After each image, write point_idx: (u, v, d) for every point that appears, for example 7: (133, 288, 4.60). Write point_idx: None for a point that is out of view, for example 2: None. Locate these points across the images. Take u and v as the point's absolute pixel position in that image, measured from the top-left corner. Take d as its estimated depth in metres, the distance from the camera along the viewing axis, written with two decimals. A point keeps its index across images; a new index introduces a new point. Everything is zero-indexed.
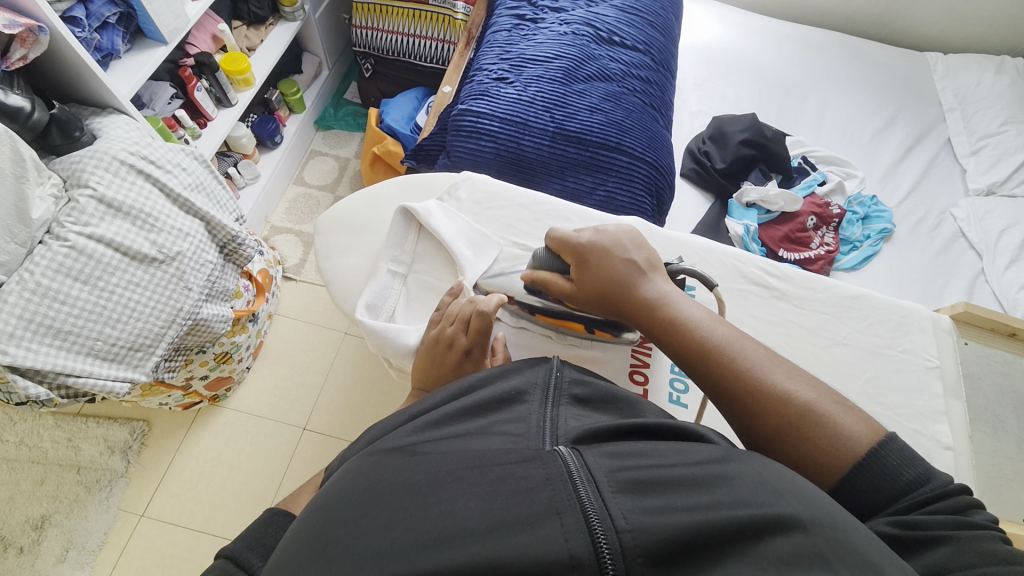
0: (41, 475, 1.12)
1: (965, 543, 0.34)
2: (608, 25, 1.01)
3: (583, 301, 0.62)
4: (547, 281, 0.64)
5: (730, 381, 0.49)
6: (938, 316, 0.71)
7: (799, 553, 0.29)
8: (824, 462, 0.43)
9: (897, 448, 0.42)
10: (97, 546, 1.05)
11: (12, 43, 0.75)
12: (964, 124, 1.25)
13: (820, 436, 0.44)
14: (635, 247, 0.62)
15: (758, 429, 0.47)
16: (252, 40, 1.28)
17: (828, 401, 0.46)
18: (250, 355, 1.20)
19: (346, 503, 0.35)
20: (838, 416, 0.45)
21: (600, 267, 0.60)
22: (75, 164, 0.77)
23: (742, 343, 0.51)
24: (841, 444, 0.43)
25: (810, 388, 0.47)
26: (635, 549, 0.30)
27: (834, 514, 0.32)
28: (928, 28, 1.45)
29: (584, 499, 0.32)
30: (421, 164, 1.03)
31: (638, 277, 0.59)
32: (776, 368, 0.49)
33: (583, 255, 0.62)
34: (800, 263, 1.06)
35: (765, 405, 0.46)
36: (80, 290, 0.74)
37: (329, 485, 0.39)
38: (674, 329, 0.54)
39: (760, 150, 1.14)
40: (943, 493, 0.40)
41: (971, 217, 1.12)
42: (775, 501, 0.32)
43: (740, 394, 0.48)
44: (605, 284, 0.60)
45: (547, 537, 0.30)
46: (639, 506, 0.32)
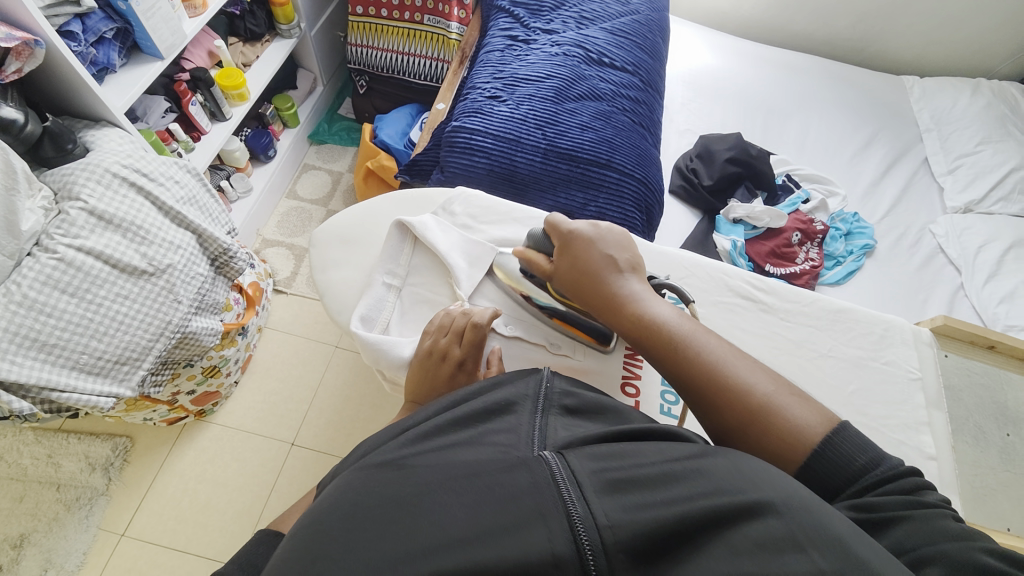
0: (19, 492, 1.08)
1: (920, 523, 0.36)
2: (598, 47, 1.04)
3: (562, 287, 0.64)
4: (534, 261, 0.66)
5: (692, 375, 0.50)
6: (919, 329, 0.73)
7: (773, 539, 0.30)
8: (784, 454, 0.44)
9: (853, 434, 0.43)
10: (75, 567, 1.02)
11: (8, 56, 0.75)
12: (940, 144, 1.30)
13: (778, 428, 0.45)
14: (618, 246, 0.63)
15: (724, 421, 0.48)
16: (248, 56, 1.29)
17: (785, 394, 0.47)
18: (239, 369, 1.19)
19: (334, 513, 0.35)
20: (796, 408, 0.46)
21: (581, 257, 0.62)
22: (66, 177, 0.77)
23: (706, 341, 0.52)
24: (798, 433, 0.44)
25: (770, 382, 0.48)
26: (615, 545, 0.31)
27: (810, 502, 0.32)
28: (904, 53, 1.52)
29: (567, 499, 0.34)
30: (415, 179, 1.04)
31: (614, 273, 0.60)
32: (740, 362, 0.50)
33: (567, 244, 0.64)
34: (786, 277, 1.08)
35: (728, 398, 0.48)
36: (67, 302, 0.73)
37: (318, 502, 0.38)
38: (639, 324, 0.56)
39: (746, 168, 1.17)
40: (897, 473, 0.41)
41: (949, 233, 1.15)
42: (748, 489, 0.33)
43: (705, 388, 0.49)
44: (583, 274, 0.61)
45: (532, 541, 0.31)
46: (620, 505, 0.33)
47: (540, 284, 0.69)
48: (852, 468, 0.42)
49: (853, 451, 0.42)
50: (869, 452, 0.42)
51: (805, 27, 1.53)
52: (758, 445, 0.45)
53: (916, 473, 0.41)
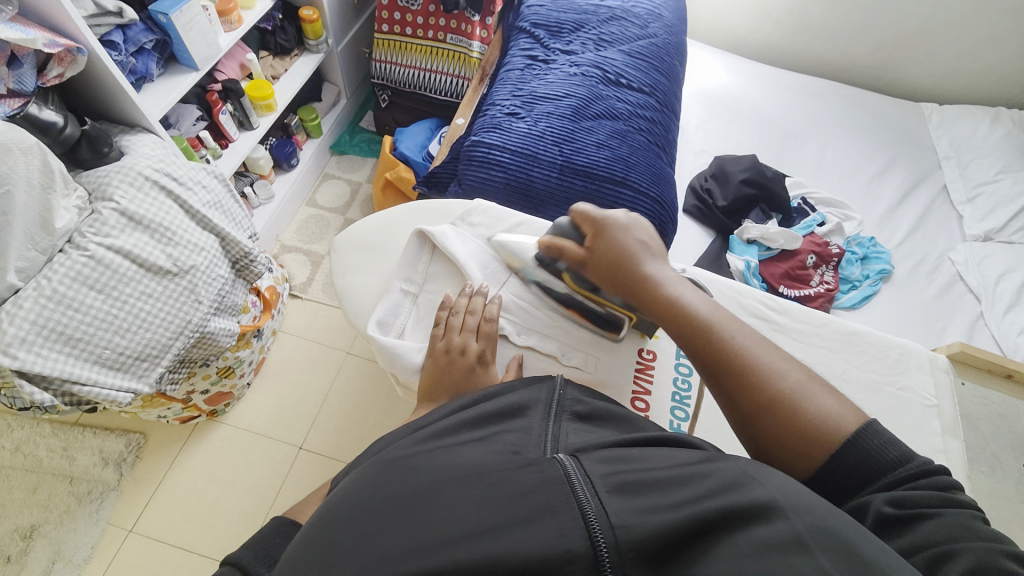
0: (33, 483, 1.10)
1: (949, 519, 0.36)
2: (616, 69, 1.06)
3: (592, 273, 0.66)
4: (563, 248, 0.68)
5: (718, 354, 0.51)
6: (936, 355, 0.72)
7: (779, 538, 0.31)
8: (812, 441, 0.44)
9: (882, 431, 0.44)
10: (83, 561, 1.03)
11: (51, 62, 0.79)
12: (960, 172, 1.30)
13: (808, 407, 0.46)
14: (650, 236, 0.64)
15: (747, 404, 0.48)
16: (277, 69, 1.34)
17: (814, 383, 0.48)
18: (252, 371, 1.21)
19: (355, 505, 0.37)
20: (825, 399, 0.46)
21: (612, 242, 0.64)
22: (102, 178, 0.80)
23: (735, 324, 0.53)
24: (828, 417, 0.45)
25: (799, 369, 0.49)
26: (627, 544, 0.33)
27: (813, 505, 0.34)
28: (922, 80, 1.52)
29: (580, 499, 0.35)
30: (432, 190, 1.07)
31: (646, 261, 0.62)
32: (768, 347, 0.51)
33: (600, 231, 0.66)
34: (800, 299, 1.07)
35: (754, 381, 0.48)
36: (94, 298, 0.75)
37: (335, 494, 0.41)
38: (668, 303, 0.57)
39: (761, 189, 1.17)
40: (927, 470, 0.41)
41: (968, 261, 1.14)
42: (756, 490, 0.34)
43: (730, 368, 0.50)
44: (613, 258, 0.63)
45: (542, 535, 0.33)
46: (631, 506, 0.34)
47: (557, 274, 0.71)
48: (881, 463, 0.42)
49: (883, 444, 0.43)
50: (897, 446, 0.43)
51: (822, 53, 1.55)
52: (783, 429, 0.46)
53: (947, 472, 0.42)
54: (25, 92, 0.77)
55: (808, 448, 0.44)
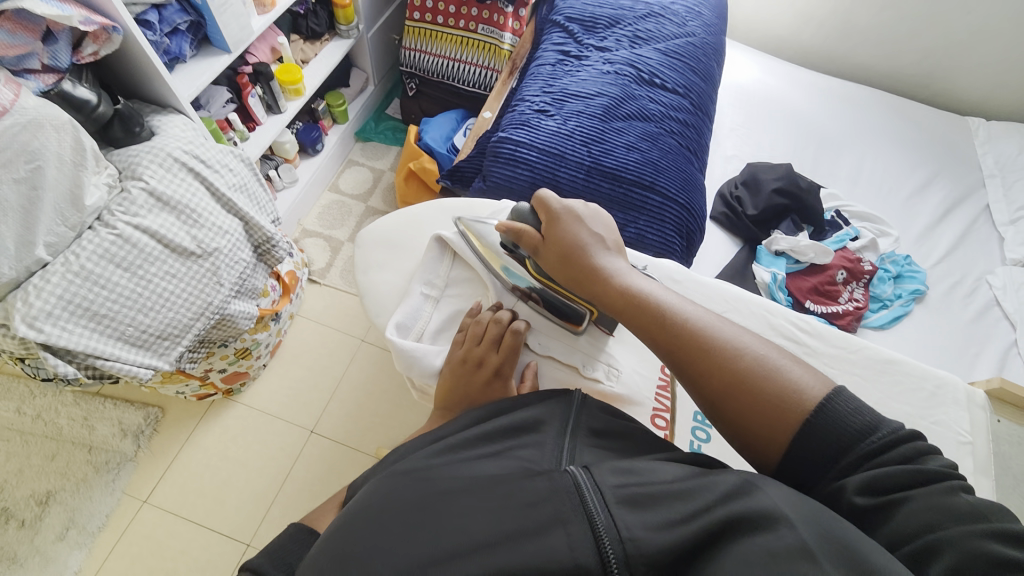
0: (52, 451, 1.14)
1: (924, 502, 0.36)
2: (650, 68, 1.03)
3: (548, 264, 0.62)
4: (521, 233, 0.63)
5: (677, 340, 0.50)
6: (973, 389, 0.69)
7: (786, 547, 0.31)
8: (778, 418, 0.43)
9: (852, 398, 0.43)
10: (96, 529, 1.07)
11: (86, 39, 0.79)
12: (1004, 192, 1.23)
13: (773, 388, 0.44)
14: (604, 227, 0.62)
15: (710, 386, 0.47)
16: (307, 53, 1.34)
17: (773, 352, 0.47)
18: (268, 353, 1.22)
19: (370, 513, 0.38)
20: (790, 367, 0.46)
21: (568, 233, 0.61)
22: (132, 158, 0.81)
23: (691, 309, 0.52)
24: (795, 397, 0.44)
25: (758, 345, 0.48)
26: (638, 557, 0.33)
27: (819, 517, 0.33)
28: (971, 93, 1.42)
29: (589, 510, 0.35)
30: (456, 185, 1.06)
31: (602, 251, 0.60)
32: (725, 327, 0.50)
33: (554, 220, 0.62)
34: (827, 316, 1.04)
35: (717, 362, 0.47)
36: (120, 276, 0.76)
37: (352, 503, 0.41)
38: (628, 292, 0.55)
39: (793, 200, 1.14)
40: (896, 439, 0.40)
41: (1007, 287, 1.09)
42: (757, 499, 0.34)
43: (692, 351, 0.48)
44: (569, 250, 0.60)
45: (554, 546, 0.34)
46: (642, 521, 0.34)
47: (519, 260, 0.67)
48: (852, 434, 0.41)
49: (848, 415, 0.42)
50: (870, 415, 0.41)
51: (867, 58, 1.48)
52: (748, 415, 0.45)
53: (916, 437, 0.41)
54: (60, 69, 0.77)
55: (776, 427, 0.43)
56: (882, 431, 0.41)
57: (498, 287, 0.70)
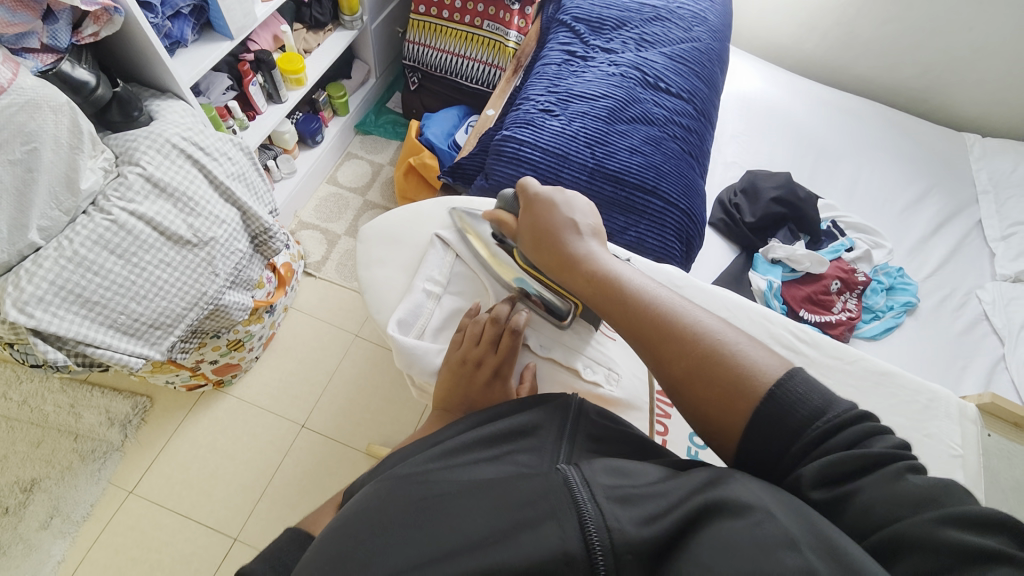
0: (38, 438, 1.12)
1: (879, 492, 0.35)
2: (656, 72, 1.03)
3: (526, 249, 0.65)
4: (502, 221, 0.68)
5: (640, 325, 0.50)
6: (965, 403, 0.70)
7: (768, 537, 0.30)
8: (734, 400, 0.43)
9: (806, 378, 0.42)
10: (81, 518, 1.05)
11: (86, 19, 0.77)
12: (996, 209, 1.25)
13: (732, 373, 0.44)
14: (583, 212, 0.63)
15: (669, 369, 0.47)
16: (310, 43, 1.32)
17: (735, 334, 0.47)
18: (261, 345, 1.21)
19: (370, 512, 0.38)
20: (753, 351, 0.45)
21: (544, 219, 0.63)
22: (129, 143, 0.80)
23: (656, 293, 0.52)
24: (751, 381, 0.43)
25: (725, 331, 0.47)
26: (625, 547, 0.33)
27: (803, 512, 0.33)
28: (968, 109, 1.44)
29: (579, 503, 0.35)
30: (457, 182, 1.06)
31: (576, 237, 0.60)
32: (691, 311, 0.49)
33: (532, 208, 0.65)
34: (820, 325, 1.05)
35: (676, 347, 0.47)
36: (114, 263, 0.75)
37: (349, 506, 0.41)
38: (597, 277, 0.56)
39: (791, 210, 1.15)
40: (844, 422, 0.39)
41: (996, 301, 1.10)
42: (739, 493, 0.34)
43: (653, 335, 0.49)
44: (544, 236, 0.62)
45: (545, 537, 0.34)
46: (629, 514, 0.34)
47: (510, 252, 0.70)
48: (803, 418, 0.40)
49: (798, 401, 0.41)
50: (823, 395, 0.41)
51: (868, 71, 1.50)
52: (704, 398, 0.45)
53: (865, 418, 0.40)
54: (59, 49, 0.76)
55: (732, 412, 0.43)
56: (830, 414, 0.40)
57: (499, 290, 0.70)
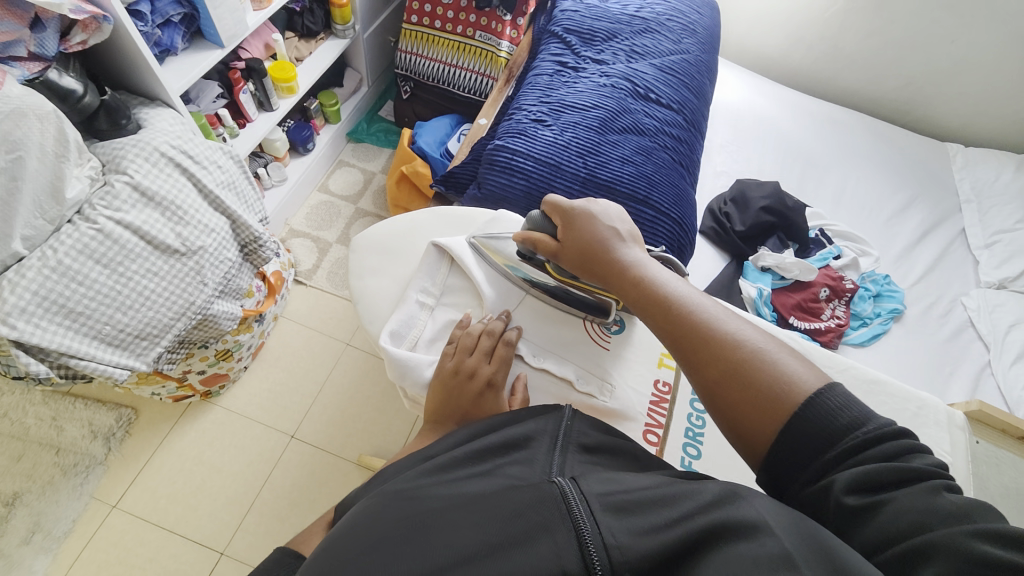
0: (18, 451, 1.09)
1: (910, 501, 0.35)
2: (646, 83, 1.04)
3: (564, 261, 0.64)
4: (537, 242, 0.66)
5: (680, 326, 0.50)
6: (953, 410, 0.71)
7: (768, 554, 0.30)
8: (769, 407, 0.43)
9: (830, 393, 0.42)
10: (63, 534, 1.02)
11: (75, 27, 0.77)
12: (979, 217, 1.28)
13: (769, 381, 0.44)
14: (622, 221, 0.63)
15: (707, 375, 0.47)
16: (301, 51, 1.32)
17: (778, 348, 0.46)
18: (250, 355, 1.19)
19: (361, 528, 0.38)
20: (789, 361, 0.45)
21: (585, 229, 0.62)
22: (117, 151, 0.79)
23: (697, 301, 0.52)
24: (788, 388, 0.43)
25: (764, 340, 0.47)
26: (624, 564, 0.33)
27: (797, 522, 0.33)
28: (950, 121, 1.48)
29: (576, 518, 0.35)
30: (450, 191, 1.06)
31: (618, 244, 0.60)
32: (730, 320, 0.49)
33: (571, 217, 0.64)
34: (810, 332, 1.06)
35: (716, 352, 0.47)
36: (99, 273, 0.74)
37: (339, 524, 0.40)
38: (639, 281, 0.56)
39: (780, 218, 1.16)
40: (883, 435, 0.39)
41: (981, 308, 1.12)
42: (737, 506, 0.34)
43: (694, 340, 0.48)
44: (588, 243, 0.61)
45: (539, 555, 0.33)
46: (629, 527, 0.34)
47: (536, 265, 0.70)
48: (835, 429, 0.40)
49: (836, 409, 0.41)
50: (820, 405, 0.41)
51: (852, 83, 1.53)
52: (742, 404, 0.44)
53: (906, 435, 0.39)
54: (46, 57, 0.74)
55: (767, 418, 0.43)
56: (869, 425, 0.40)
57: (493, 300, 0.69)
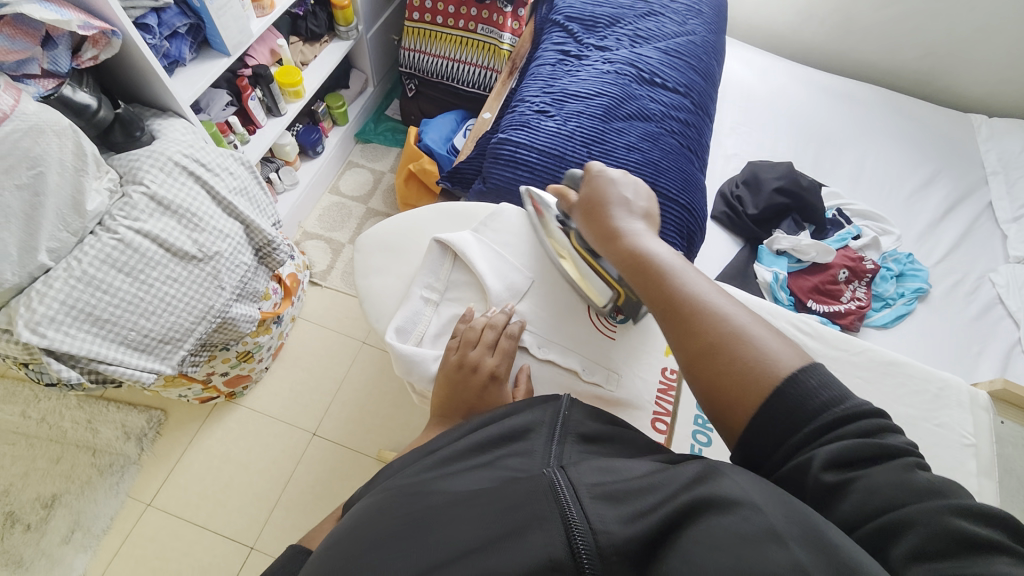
0: (57, 454, 1.15)
1: (885, 479, 0.35)
2: (651, 67, 1.02)
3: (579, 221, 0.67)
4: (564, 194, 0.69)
5: (667, 303, 0.50)
6: (976, 391, 0.69)
7: (752, 530, 0.30)
8: (746, 385, 0.42)
9: (820, 371, 0.41)
10: (101, 531, 1.07)
11: (86, 43, 0.79)
12: (1007, 190, 1.22)
13: (751, 362, 0.43)
14: (639, 193, 0.64)
15: (688, 346, 0.47)
16: (307, 55, 1.34)
17: (762, 326, 0.46)
18: (270, 356, 1.22)
19: (366, 526, 0.39)
20: (775, 348, 0.44)
21: (602, 194, 0.64)
22: (133, 162, 0.81)
23: (690, 276, 0.51)
24: (768, 374, 0.42)
25: (754, 325, 0.46)
26: (610, 548, 0.33)
27: (790, 505, 0.33)
28: (975, 89, 1.41)
29: (564, 508, 0.35)
30: (456, 186, 1.06)
31: (628, 215, 0.61)
32: (723, 300, 0.48)
33: (592, 182, 0.66)
34: (828, 315, 1.03)
35: (701, 326, 0.46)
36: (122, 281, 0.76)
37: (343, 524, 0.41)
38: (632, 255, 0.55)
39: (795, 199, 1.13)
40: (859, 414, 0.39)
41: (1010, 284, 1.08)
42: (726, 487, 0.34)
43: (679, 311, 0.48)
44: (601, 207, 0.63)
45: (531, 545, 0.33)
46: (614, 512, 0.34)
47: (567, 232, 0.71)
48: (811, 407, 0.40)
49: (813, 390, 0.40)
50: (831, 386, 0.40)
51: (869, 55, 1.48)
52: (720, 380, 0.44)
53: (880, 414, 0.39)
54: (60, 74, 0.77)
55: (743, 397, 0.42)
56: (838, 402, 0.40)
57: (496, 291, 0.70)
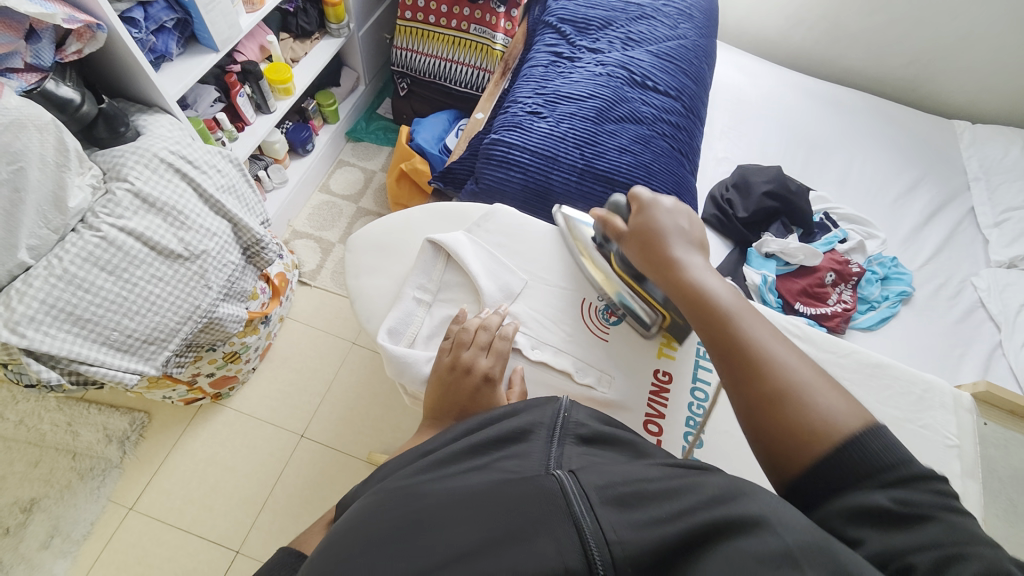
0: (35, 457, 1.12)
1: (953, 523, 0.34)
2: (643, 70, 1.03)
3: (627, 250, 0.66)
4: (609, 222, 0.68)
5: (728, 346, 0.49)
6: (960, 392, 0.70)
7: (770, 551, 0.31)
8: (808, 435, 0.42)
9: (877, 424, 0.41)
10: (82, 537, 1.05)
11: (70, 37, 0.78)
12: (988, 195, 1.25)
13: (812, 412, 0.43)
14: (692, 225, 0.63)
15: (749, 391, 0.46)
16: (297, 52, 1.33)
17: (824, 377, 0.45)
18: (257, 356, 1.20)
19: (358, 528, 0.38)
20: (836, 400, 0.43)
21: (655, 226, 0.63)
22: (117, 159, 0.79)
23: (751, 320, 0.51)
24: (826, 425, 0.41)
25: (817, 375, 0.45)
26: (625, 560, 0.33)
27: (803, 523, 0.33)
28: (957, 96, 1.44)
29: (576, 512, 0.35)
30: (448, 186, 1.06)
31: (684, 250, 0.60)
32: (784, 346, 0.48)
33: (644, 212, 0.65)
34: (816, 318, 1.04)
35: (762, 372, 0.46)
36: (104, 279, 0.75)
37: (337, 524, 0.41)
38: (691, 291, 0.55)
39: (783, 203, 1.15)
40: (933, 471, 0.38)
41: (991, 288, 1.10)
42: (743, 503, 0.34)
43: (741, 355, 0.48)
44: (654, 240, 0.62)
45: (540, 553, 0.33)
46: (629, 520, 0.35)
47: (607, 255, 0.71)
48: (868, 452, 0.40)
49: (873, 435, 0.40)
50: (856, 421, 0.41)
51: (855, 62, 1.50)
52: (778, 427, 0.43)
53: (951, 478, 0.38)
54: (42, 67, 0.75)
55: (802, 447, 0.42)
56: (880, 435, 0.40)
57: (489, 293, 0.70)
